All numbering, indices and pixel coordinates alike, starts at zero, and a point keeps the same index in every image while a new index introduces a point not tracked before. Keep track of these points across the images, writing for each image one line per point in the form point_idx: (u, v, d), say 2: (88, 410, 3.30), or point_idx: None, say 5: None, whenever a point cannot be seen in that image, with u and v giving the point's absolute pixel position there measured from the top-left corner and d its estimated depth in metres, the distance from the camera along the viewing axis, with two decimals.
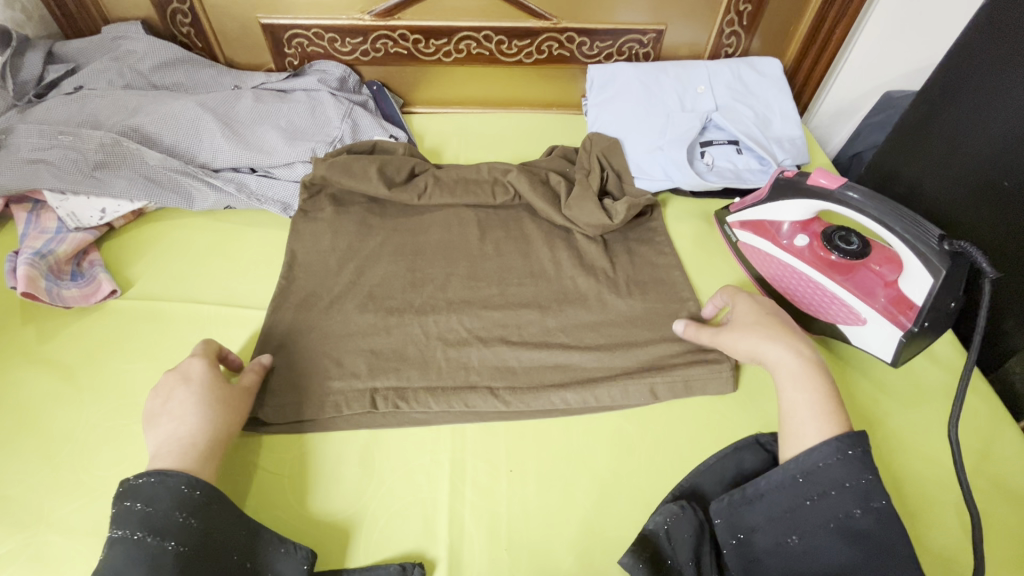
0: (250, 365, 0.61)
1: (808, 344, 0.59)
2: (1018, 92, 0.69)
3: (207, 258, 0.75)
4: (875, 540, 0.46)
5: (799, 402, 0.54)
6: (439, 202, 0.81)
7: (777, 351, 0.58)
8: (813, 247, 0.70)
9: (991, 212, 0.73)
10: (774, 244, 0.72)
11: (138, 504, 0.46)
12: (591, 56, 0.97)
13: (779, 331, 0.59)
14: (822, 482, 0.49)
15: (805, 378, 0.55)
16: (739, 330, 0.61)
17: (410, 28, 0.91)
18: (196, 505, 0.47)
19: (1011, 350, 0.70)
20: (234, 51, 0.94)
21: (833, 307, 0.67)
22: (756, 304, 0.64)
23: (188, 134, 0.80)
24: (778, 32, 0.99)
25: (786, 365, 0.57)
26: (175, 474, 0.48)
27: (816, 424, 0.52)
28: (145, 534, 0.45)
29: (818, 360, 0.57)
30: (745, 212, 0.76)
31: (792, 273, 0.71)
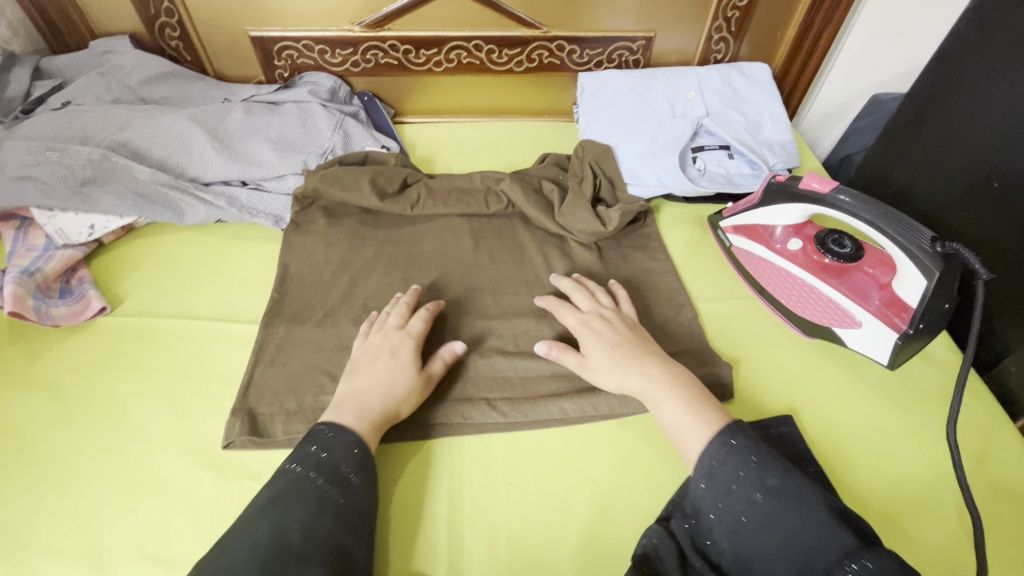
0: (444, 351, 0.64)
1: (654, 360, 0.60)
2: (1006, 92, 0.69)
3: (198, 273, 0.74)
4: (787, 520, 0.45)
5: (673, 417, 0.55)
6: (433, 213, 0.81)
7: (619, 382, 0.59)
8: (807, 251, 0.71)
9: (982, 211, 0.73)
10: (769, 248, 0.73)
11: (319, 451, 0.51)
12: (581, 64, 0.97)
13: (624, 362, 0.60)
14: (721, 479, 0.48)
15: (659, 398, 0.56)
16: (596, 372, 0.60)
17: (401, 38, 0.91)
18: (362, 465, 0.52)
19: (1005, 351, 0.70)
20: (223, 64, 0.94)
21: (828, 310, 0.68)
22: (600, 339, 0.62)
23: (178, 148, 0.80)
24: (767, 37, 0.99)
25: (647, 391, 0.58)
26: (349, 432, 0.53)
27: (693, 433, 0.53)
28: (318, 475, 0.49)
29: (667, 369, 0.59)
30: (738, 216, 0.77)
31: (786, 276, 0.72)
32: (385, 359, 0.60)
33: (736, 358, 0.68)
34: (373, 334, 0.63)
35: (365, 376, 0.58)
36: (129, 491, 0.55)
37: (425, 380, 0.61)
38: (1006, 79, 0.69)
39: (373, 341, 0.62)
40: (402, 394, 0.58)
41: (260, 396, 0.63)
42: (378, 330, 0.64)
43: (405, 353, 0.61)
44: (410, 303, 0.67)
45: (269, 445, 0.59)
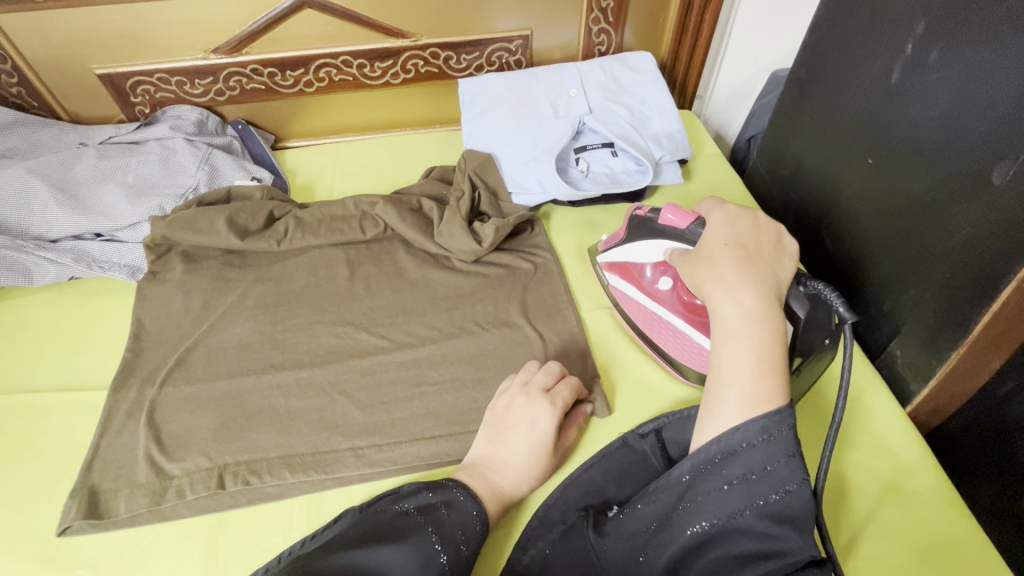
0: (576, 415, 0.60)
1: (765, 290, 0.50)
2: (869, 63, 0.67)
3: (46, 339, 0.69)
4: (790, 523, 0.42)
5: (735, 355, 0.48)
6: (303, 246, 0.76)
7: (722, 295, 0.51)
8: (678, 291, 0.64)
9: (861, 188, 0.70)
10: (640, 289, 0.67)
11: (446, 509, 0.49)
12: (461, 70, 0.93)
13: (735, 271, 0.51)
14: (743, 465, 0.43)
15: (739, 334, 0.48)
16: (697, 266, 0.54)
17: (262, 61, 0.86)
18: (473, 541, 0.48)
19: (892, 335, 0.66)
20: (76, 107, 0.88)
21: (698, 356, 0.62)
22: (730, 228, 0.56)
23: (17, 205, 0.74)
24: (650, 23, 0.95)
25: (723, 317, 0.50)
26: (475, 501, 0.51)
27: (746, 396, 0.46)
28: (437, 536, 0.46)
29: (766, 311, 0.49)
30: (611, 253, 0.69)
31: (660, 323, 0.65)
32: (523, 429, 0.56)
33: (617, 372, 0.66)
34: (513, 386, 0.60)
35: (518, 431, 0.56)
36: None
37: (560, 451, 0.57)
38: (867, 49, 0.67)
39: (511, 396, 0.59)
40: (537, 471, 0.55)
41: (105, 471, 0.58)
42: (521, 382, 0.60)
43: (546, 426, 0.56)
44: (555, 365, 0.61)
45: (110, 526, 0.54)
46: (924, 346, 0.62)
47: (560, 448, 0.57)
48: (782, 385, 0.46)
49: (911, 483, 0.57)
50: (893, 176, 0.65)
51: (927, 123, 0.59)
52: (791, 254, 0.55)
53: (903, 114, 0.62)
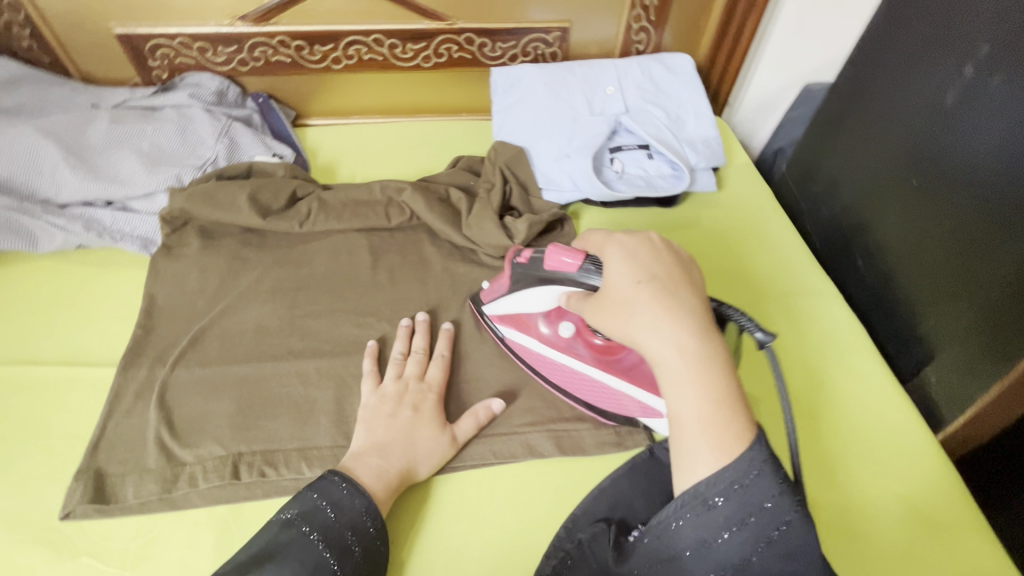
0: (481, 411, 0.59)
1: (698, 323, 0.42)
2: (922, 82, 0.66)
3: (51, 309, 0.65)
4: (803, 560, 0.37)
5: (691, 406, 0.40)
6: (326, 229, 0.73)
7: (653, 340, 0.42)
8: (582, 335, 0.60)
9: (900, 209, 0.69)
10: (543, 341, 0.62)
11: (329, 507, 0.47)
12: (495, 58, 0.90)
13: (662, 311, 0.42)
14: (741, 508, 0.37)
15: (686, 379, 0.41)
16: (617, 311, 0.45)
17: (290, 34, 0.82)
18: (370, 538, 0.47)
19: (925, 358, 0.66)
20: (90, 66, 0.83)
21: (624, 401, 0.59)
22: (632, 262, 0.46)
23: (25, 165, 0.70)
24: (691, 25, 0.92)
25: (667, 363, 0.41)
26: (364, 495, 0.49)
27: (715, 436, 0.39)
28: (321, 543, 0.45)
29: (706, 345, 0.42)
30: (499, 303, 0.63)
31: (578, 374, 0.60)
32: (405, 413, 0.56)
33: None
34: (387, 379, 0.59)
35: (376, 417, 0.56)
36: None
37: (452, 438, 0.56)
38: (920, 68, 0.66)
39: (388, 387, 0.58)
40: (423, 453, 0.54)
41: (112, 453, 0.55)
42: (395, 373, 0.60)
43: (425, 407, 0.57)
44: (421, 340, 0.63)
45: (117, 512, 0.51)
46: (959, 373, 0.61)
47: (456, 436, 0.57)
48: (749, 410, 0.40)
49: (942, 512, 0.56)
50: (938, 197, 0.64)
51: (981, 148, 0.59)
52: (698, 264, 0.48)
53: (954, 136, 0.62)
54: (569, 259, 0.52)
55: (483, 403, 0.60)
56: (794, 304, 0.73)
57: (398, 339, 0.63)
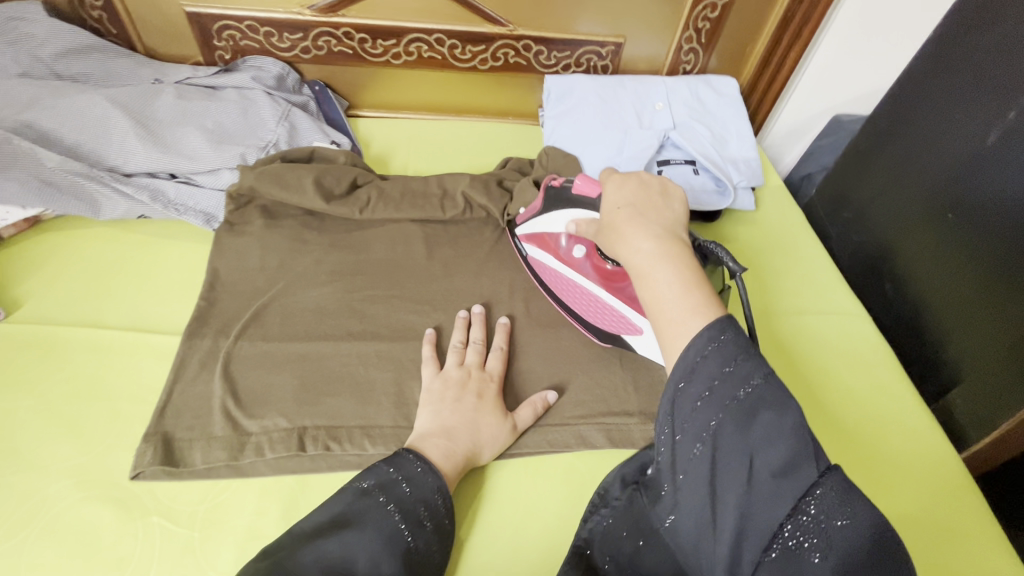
0: (536, 400, 0.61)
1: (663, 232, 0.48)
2: (966, 122, 0.70)
3: (113, 275, 0.67)
4: (768, 408, 0.38)
5: (660, 289, 0.45)
6: (383, 217, 0.75)
7: (630, 246, 0.49)
8: (592, 257, 0.68)
9: (935, 239, 0.73)
10: (557, 258, 0.70)
11: (404, 482, 0.49)
12: (548, 66, 0.93)
13: (633, 225, 0.49)
14: (703, 375, 0.40)
15: (651, 272, 0.46)
16: (605, 234, 0.53)
17: (355, 26, 0.85)
18: (440, 516, 0.49)
19: (952, 381, 0.70)
20: (154, 41, 0.85)
21: (611, 318, 0.66)
22: (619, 191, 0.53)
23: (94, 133, 0.71)
24: (736, 50, 0.96)
25: (638, 262, 0.47)
26: (438, 475, 0.50)
27: (680, 310, 0.43)
28: (399, 517, 0.46)
29: (671, 248, 0.47)
30: (528, 223, 0.72)
31: (580, 290, 0.68)
32: (470, 398, 0.58)
33: None
34: (449, 365, 0.61)
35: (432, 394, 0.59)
36: (16, 530, 0.49)
37: (513, 426, 0.58)
38: (964, 109, 0.71)
39: (451, 372, 0.60)
40: (488, 438, 0.56)
41: (178, 418, 0.56)
42: (456, 361, 0.62)
43: (489, 395, 0.59)
44: (478, 331, 0.66)
45: (186, 476, 0.53)
46: (986, 397, 0.65)
47: (516, 424, 0.59)
48: (712, 294, 0.44)
49: (967, 526, 0.59)
50: (974, 231, 0.69)
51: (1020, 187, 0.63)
52: (682, 200, 0.54)
53: (994, 174, 0.67)
54: (589, 188, 0.63)
55: (539, 394, 0.62)
56: (826, 323, 0.77)
57: (456, 329, 0.65)
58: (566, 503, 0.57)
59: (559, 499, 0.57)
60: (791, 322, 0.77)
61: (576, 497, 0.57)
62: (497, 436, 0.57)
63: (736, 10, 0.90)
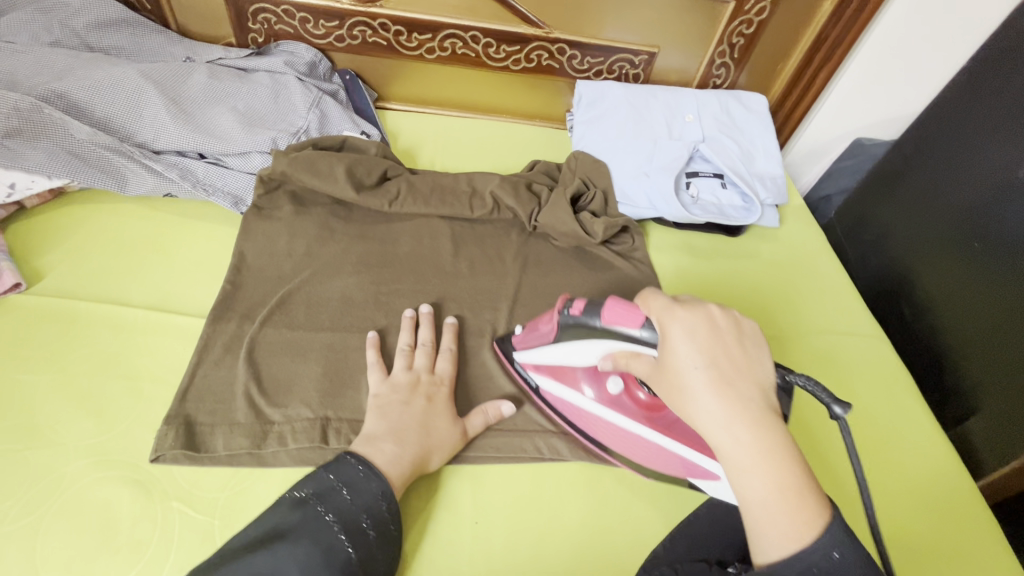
0: (490, 409, 0.58)
1: (756, 406, 0.38)
2: (995, 155, 0.71)
3: (137, 252, 0.66)
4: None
5: (758, 491, 0.36)
6: (411, 212, 0.75)
7: (713, 427, 0.38)
8: (629, 390, 0.56)
9: (958, 268, 0.74)
10: (581, 396, 0.57)
11: (344, 488, 0.46)
12: (581, 71, 0.93)
13: (718, 402, 0.38)
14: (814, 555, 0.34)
15: (750, 471, 0.37)
16: (673, 399, 0.41)
17: (392, 17, 0.84)
18: (385, 521, 0.46)
19: (971, 409, 0.71)
20: (188, 19, 0.84)
21: (669, 462, 0.55)
22: (696, 341, 0.40)
23: (127, 107, 0.70)
24: (767, 68, 0.97)
25: (729, 448, 0.37)
26: (382, 479, 0.48)
27: (780, 525, 0.36)
28: (336, 526, 0.43)
29: (768, 429, 0.37)
30: (534, 353, 0.59)
31: (620, 435, 0.56)
32: (419, 402, 0.55)
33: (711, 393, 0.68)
34: (397, 369, 0.58)
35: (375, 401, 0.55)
36: (31, 508, 0.47)
37: (463, 431, 0.56)
38: (994, 142, 0.72)
39: (399, 377, 0.57)
40: (437, 442, 0.53)
41: (200, 402, 0.55)
42: (404, 364, 0.58)
43: (438, 399, 0.56)
44: (426, 332, 0.62)
45: (207, 461, 0.52)
46: (1007, 427, 0.66)
47: (464, 430, 0.56)
48: (817, 494, 0.36)
49: (987, 553, 0.59)
50: (1002, 262, 0.69)
51: None
52: (759, 338, 0.42)
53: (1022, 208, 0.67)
54: (623, 316, 0.46)
55: (493, 403, 0.59)
56: (846, 342, 0.77)
57: (403, 330, 0.62)
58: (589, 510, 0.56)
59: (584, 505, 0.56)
60: (810, 339, 0.77)
61: (600, 504, 0.56)
62: (444, 443, 0.54)
63: (771, 28, 0.90)
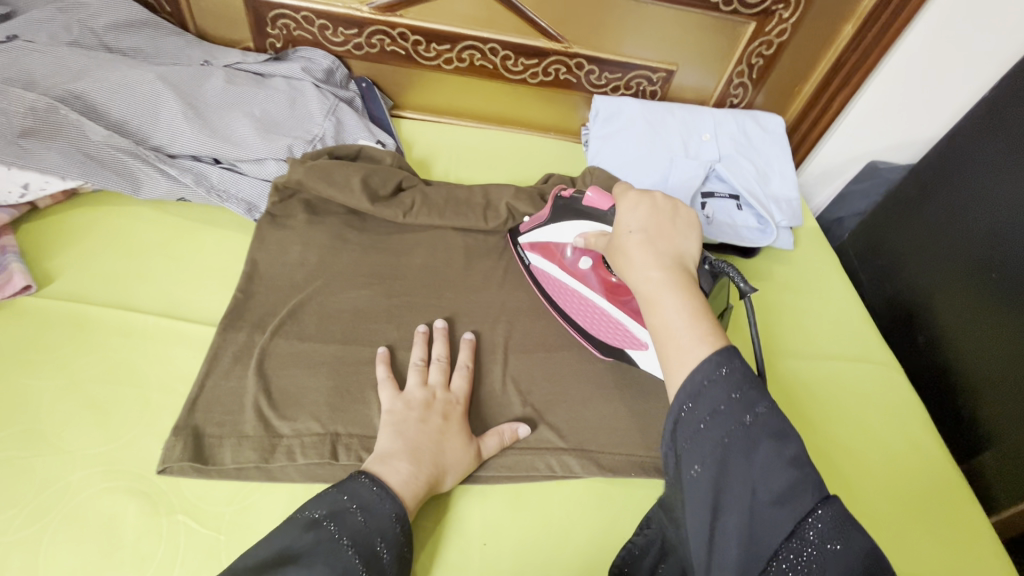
0: (505, 432, 0.57)
1: (671, 259, 0.47)
2: (1012, 186, 0.71)
3: (149, 256, 0.65)
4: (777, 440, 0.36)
5: (665, 317, 0.44)
6: (425, 223, 0.74)
7: (635, 270, 0.47)
8: (598, 267, 0.64)
9: (975, 299, 0.73)
10: (562, 269, 0.66)
11: (358, 509, 0.45)
12: (598, 86, 0.93)
13: (641, 250, 0.47)
14: (709, 399, 0.38)
15: (657, 301, 0.44)
16: (613, 256, 0.51)
17: (411, 28, 0.84)
18: (398, 545, 0.45)
19: (985, 442, 0.70)
20: (206, 22, 0.84)
21: (614, 331, 0.63)
22: (636, 213, 0.50)
23: (143, 111, 0.70)
24: (784, 88, 0.96)
25: (646, 286, 0.46)
26: (396, 500, 0.47)
27: (680, 338, 0.42)
28: (352, 550, 0.42)
29: (677, 275, 0.46)
30: (533, 233, 0.69)
31: (583, 302, 0.65)
32: (435, 420, 0.54)
33: None
34: (411, 385, 0.57)
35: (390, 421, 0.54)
36: (34, 517, 0.47)
37: (477, 451, 0.55)
38: (1011, 173, 0.71)
39: (414, 394, 0.56)
40: (451, 462, 0.53)
41: (208, 413, 0.54)
42: (418, 381, 0.58)
43: (454, 417, 0.56)
44: (441, 348, 0.61)
45: (214, 475, 0.51)
46: (1019, 461, 0.65)
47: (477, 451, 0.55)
48: (716, 324, 0.43)
49: None
50: (1018, 295, 0.68)
51: None
52: (696, 225, 0.51)
53: None
54: (602, 200, 0.61)
55: (509, 426, 0.58)
56: (861, 370, 0.76)
57: (416, 344, 0.61)
58: (599, 536, 0.55)
59: (591, 530, 0.55)
60: (824, 365, 0.76)
61: (608, 530, 0.55)
62: (460, 462, 0.53)
63: (791, 49, 0.90)
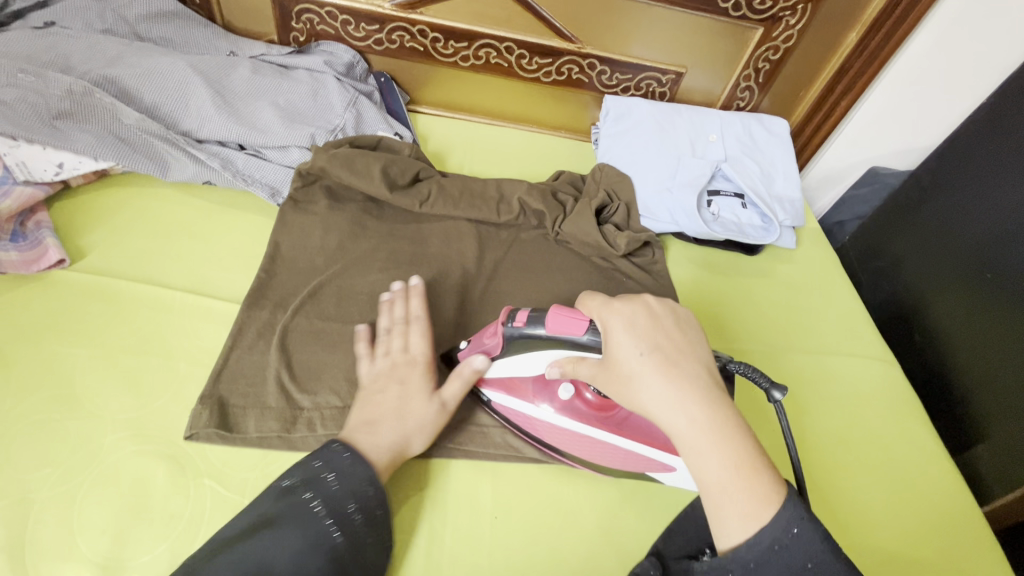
0: (464, 378, 0.57)
1: (700, 389, 0.41)
2: (1006, 191, 0.74)
3: (177, 236, 0.68)
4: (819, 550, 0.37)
5: (714, 474, 0.39)
6: (440, 213, 0.77)
7: (662, 411, 0.41)
8: (580, 395, 0.56)
9: (969, 298, 0.76)
10: (535, 405, 0.57)
11: (331, 475, 0.47)
12: (609, 86, 0.96)
13: (663, 382, 0.41)
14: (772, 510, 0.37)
15: (703, 453, 0.39)
16: (620, 388, 0.44)
17: (431, 25, 0.87)
18: (371, 505, 0.47)
19: (980, 435, 0.72)
20: (233, 15, 0.87)
21: (624, 459, 0.56)
22: (637, 332, 0.44)
23: (174, 97, 0.72)
24: (789, 93, 0.99)
25: (679, 429, 0.40)
26: (367, 464, 0.49)
27: (738, 501, 0.38)
28: (322, 511, 0.44)
29: (713, 407, 0.41)
30: (484, 367, 0.59)
31: (575, 438, 0.57)
32: (394, 387, 0.55)
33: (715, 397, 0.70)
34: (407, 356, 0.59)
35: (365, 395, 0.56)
36: (70, 477, 0.49)
37: (440, 405, 0.55)
38: (1005, 178, 0.74)
39: (378, 363, 0.57)
40: (414, 425, 0.53)
41: (233, 384, 0.56)
42: (383, 350, 0.58)
43: (414, 378, 0.56)
44: (401, 309, 0.61)
45: (239, 443, 0.53)
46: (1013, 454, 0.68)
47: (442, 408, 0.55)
48: (769, 465, 0.39)
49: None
50: (1011, 295, 0.71)
51: None
52: (696, 324, 0.47)
53: None
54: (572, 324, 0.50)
55: (467, 362, 0.57)
56: (859, 366, 0.78)
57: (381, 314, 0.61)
58: (606, 514, 0.57)
59: (597, 507, 0.57)
60: (823, 361, 0.78)
61: (614, 509, 0.57)
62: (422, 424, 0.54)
63: (796, 54, 0.93)
